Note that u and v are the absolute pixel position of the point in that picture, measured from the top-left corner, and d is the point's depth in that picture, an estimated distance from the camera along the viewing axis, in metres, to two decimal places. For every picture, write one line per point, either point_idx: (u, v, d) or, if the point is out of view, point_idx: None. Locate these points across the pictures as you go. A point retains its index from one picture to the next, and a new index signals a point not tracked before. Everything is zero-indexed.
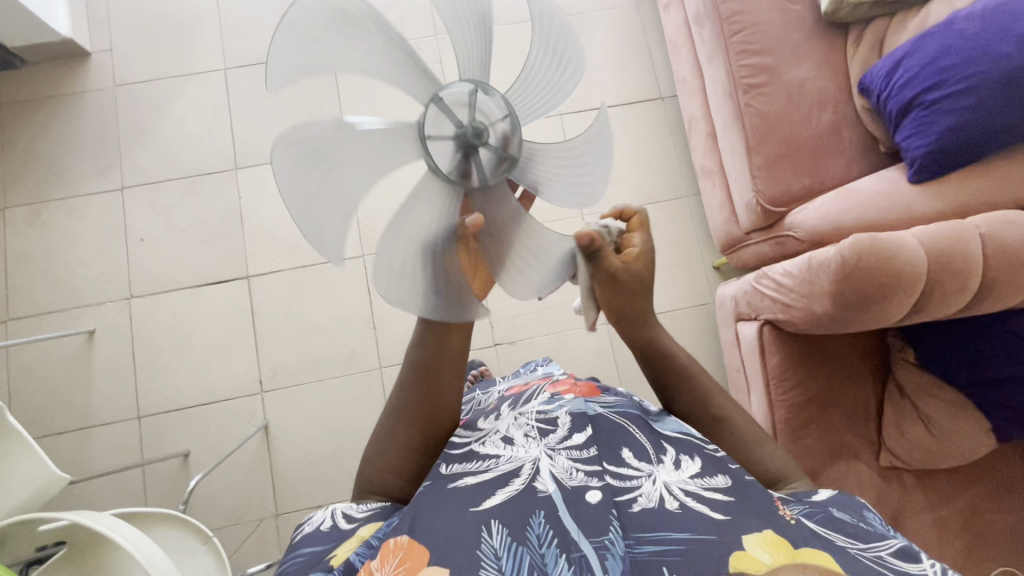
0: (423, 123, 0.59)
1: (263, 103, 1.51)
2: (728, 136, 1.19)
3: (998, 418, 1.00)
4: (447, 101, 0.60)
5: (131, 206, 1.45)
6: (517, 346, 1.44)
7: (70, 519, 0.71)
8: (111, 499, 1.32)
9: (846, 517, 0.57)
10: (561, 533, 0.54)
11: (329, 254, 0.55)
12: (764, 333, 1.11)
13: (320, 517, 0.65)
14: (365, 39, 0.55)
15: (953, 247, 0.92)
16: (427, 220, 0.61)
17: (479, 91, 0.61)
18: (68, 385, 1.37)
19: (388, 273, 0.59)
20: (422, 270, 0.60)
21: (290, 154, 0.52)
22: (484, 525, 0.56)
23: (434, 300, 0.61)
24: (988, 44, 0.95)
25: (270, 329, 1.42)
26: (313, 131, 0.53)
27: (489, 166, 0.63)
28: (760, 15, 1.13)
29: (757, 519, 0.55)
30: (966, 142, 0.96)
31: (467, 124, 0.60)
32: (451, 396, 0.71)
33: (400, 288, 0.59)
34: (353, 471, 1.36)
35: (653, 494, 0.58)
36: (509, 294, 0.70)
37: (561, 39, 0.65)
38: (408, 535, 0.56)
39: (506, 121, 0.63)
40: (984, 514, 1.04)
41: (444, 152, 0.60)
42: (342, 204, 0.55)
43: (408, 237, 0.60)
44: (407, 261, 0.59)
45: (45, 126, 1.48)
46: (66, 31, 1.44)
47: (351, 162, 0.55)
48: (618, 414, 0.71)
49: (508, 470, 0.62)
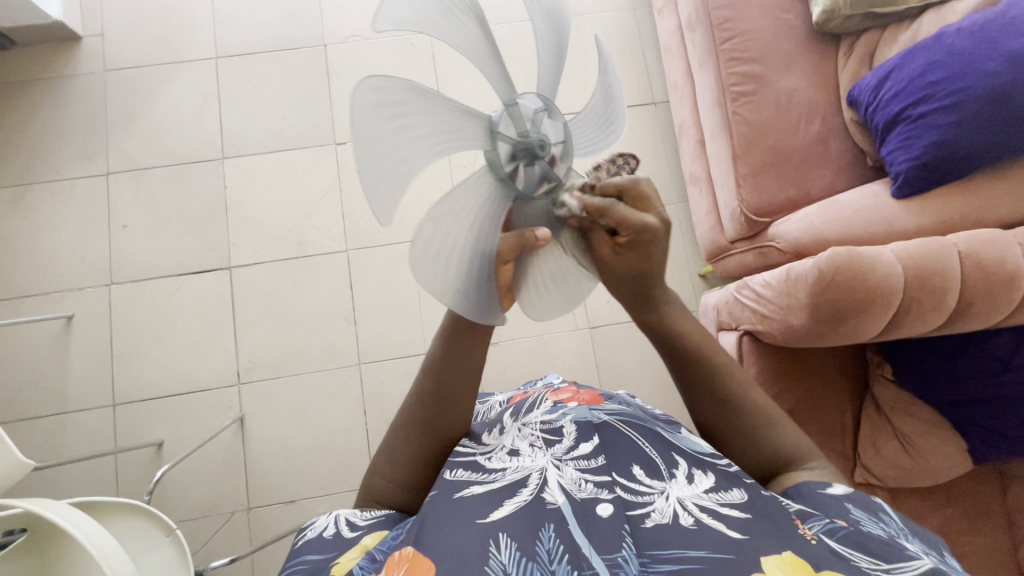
0: (490, 118, 0.53)
1: (252, 92, 1.50)
2: (716, 144, 1.18)
3: (975, 440, 0.99)
4: (519, 108, 0.54)
5: (116, 192, 1.44)
6: (499, 347, 1.43)
7: (23, 507, 0.70)
8: (82, 486, 1.31)
9: (876, 533, 0.50)
10: (572, 549, 0.50)
11: (380, 214, 0.48)
12: (743, 342, 1.11)
13: (323, 522, 0.58)
14: (459, 27, 0.52)
15: (932, 264, 0.91)
16: (477, 211, 0.54)
17: (546, 111, 0.56)
18: (45, 369, 1.36)
19: (425, 251, 0.52)
20: (460, 263, 0.53)
21: (373, 108, 0.47)
22: (492, 538, 0.50)
23: (458, 295, 0.54)
24: (975, 60, 0.93)
25: (250, 320, 1.41)
26: (396, 91, 0.48)
27: (538, 181, 0.56)
28: (752, 23, 1.12)
29: (775, 539, 0.49)
30: (950, 158, 0.95)
31: (531, 135, 0.54)
32: (465, 409, 0.66)
33: (431, 270, 0.52)
34: (326, 466, 1.35)
35: (667, 510, 0.53)
36: (525, 311, 0.64)
37: (613, 94, 0.64)
38: (413, 547, 0.50)
39: (562, 146, 0.57)
40: (959, 534, 1.03)
41: (499, 152, 0.54)
42: (402, 168, 0.50)
43: (454, 221, 0.53)
44: (447, 244, 0.52)
45: (32, 108, 1.47)
46: (57, 14, 1.43)
47: (423, 132, 0.50)
48: (626, 425, 0.66)
49: (515, 479, 0.58)
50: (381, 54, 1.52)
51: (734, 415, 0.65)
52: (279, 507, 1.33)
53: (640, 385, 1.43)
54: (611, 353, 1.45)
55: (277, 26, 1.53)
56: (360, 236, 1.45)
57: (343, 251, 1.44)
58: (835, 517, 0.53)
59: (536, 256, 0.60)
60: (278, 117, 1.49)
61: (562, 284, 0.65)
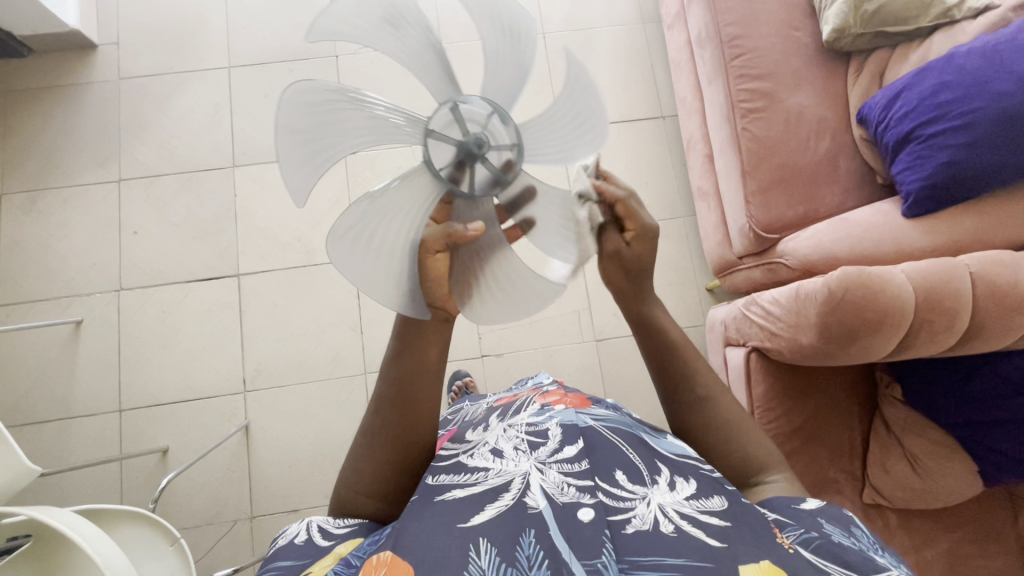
0: (428, 119, 0.57)
1: (264, 102, 1.52)
2: (725, 159, 1.18)
3: (984, 461, 0.98)
4: (463, 112, 0.58)
5: (127, 199, 1.46)
6: (504, 359, 1.43)
7: (24, 514, 0.68)
8: (88, 491, 1.31)
9: (846, 542, 0.49)
10: (552, 554, 0.49)
11: (295, 191, 0.54)
12: (751, 359, 1.10)
13: (295, 529, 0.58)
14: (402, 41, 0.56)
15: (943, 285, 0.91)
16: (404, 206, 0.58)
17: (494, 116, 0.58)
18: (52, 373, 1.37)
19: (344, 235, 0.57)
20: (383, 252, 0.58)
21: (301, 105, 0.53)
22: (472, 543, 0.50)
23: (380, 279, 0.58)
24: (986, 81, 0.93)
25: (257, 329, 1.41)
26: (321, 92, 0.54)
27: (481, 184, 0.59)
28: (761, 40, 1.12)
29: (754, 546, 0.49)
30: (961, 179, 0.95)
31: (472, 136, 0.57)
32: (429, 411, 0.61)
33: (348, 254, 0.57)
34: (332, 477, 1.35)
35: (647, 516, 0.52)
36: (466, 315, 0.63)
37: (589, 99, 0.63)
38: (391, 552, 0.49)
39: (512, 149, 0.59)
40: (965, 557, 1.02)
41: (437, 152, 0.58)
42: (324, 155, 0.55)
43: (379, 212, 0.58)
44: (369, 234, 0.57)
45: (47, 116, 1.48)
46: (73, 23, 1.46)
47: (350, 127, 0.56)
48: (608, 429, 0.65)
49: (497, 484, 0.56)
50: (391, 65, 1.53)
51: (740, 438, 0.64)
52: (282, 516, 1.33)
53: (643, 398, 1.42)
54: (614, 365, 1.44)
55: (289, 38, 1.55)
56: None
57: None
58: (810, 528, 0.52)
59: (472, 251, 0.60)
60: None
61: (511, 288, 0.64)
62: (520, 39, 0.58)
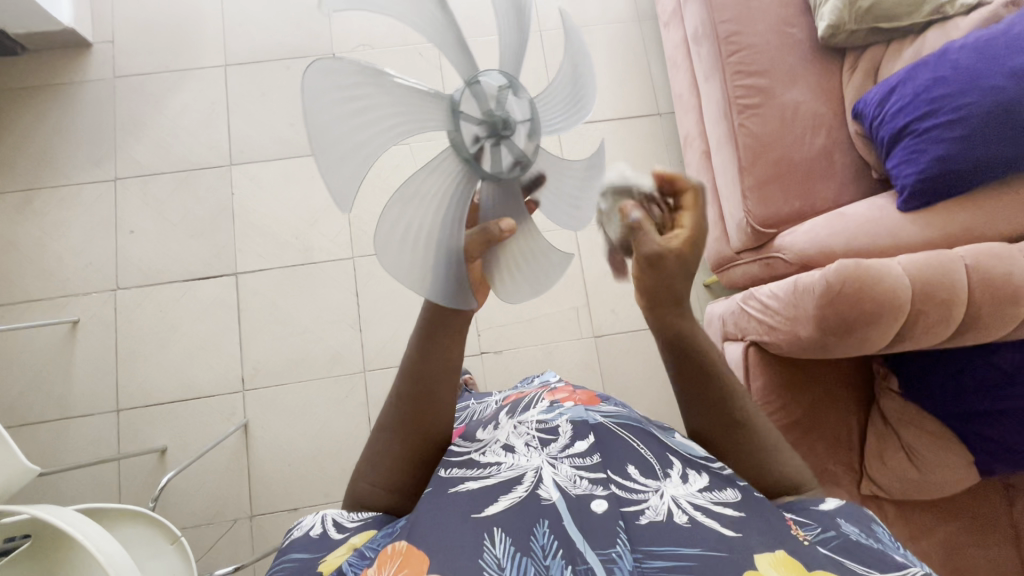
0: (489, 72, 0.53)
1: (260, 100, 1.51)
2: (721, 155, 1.19)
3: (980, 452, 0.99)
4: (517, 98, 0.54)
5: (123, 198, 1.45)
6: (503, 356, 1.43)
7: (29, 513, 0.68)
8: (86, 492, 1.30)
9: (861, 537, 0.50)
10: (566, 544, 0.49)
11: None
12: (750, 354, 1.12)
13: (310, 522, 0.58)
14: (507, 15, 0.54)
15: (940, 277, 0.92)
16: (407, 109, 0.50)
17: (532, 126, 0.56)
18: (49, 373, 1.36)
19: (338, 75, 0.46)
20: (361, 127, 0.48)
21: None
22: (487, 533, 0.50)
23: (331, 142, 0.47)
24: (980, 76, 0.95)
25: (256, 328, 1.41)
26: None
27: (482, 157, 0.54)
28: (757, 37, 1.13)
29: (765, 535, 0.49)
30: (955, 173, 0.96)
31: (506, 117, 0.53)
32: (436, 405, 0.62)
33: (327, 91, 0.46)
34: (332, 475, 1.35)
35: (661, 507, 0.53)
36: (388, 268, 0.52)
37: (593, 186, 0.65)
38: (407, 541, 0.50)
39: (520, 158, 0.56)
40: (963, 549, 1.03)
41: (469, 99, 0.52)
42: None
43: (380, 97, 0.49)
44: (359, 102, 0.48)
45: (42, 115, 1.47)
46: (69, 20, 1.45)
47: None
48: (619, 424, 0.66)
49: (510, 477, 0.57)
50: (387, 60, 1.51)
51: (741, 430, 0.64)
52: (283, 515, 1.32)
53: (642, 394, 1.43)
54: (614, 361, 1.45)
55: (285, 35, 1.55)
56: (366, 244, 1.45)
57: (349, 258, 1.45)
58: (827, 526, 0.51)
59: (441, 202, 0.54)
60: (288, 125, 1.50)
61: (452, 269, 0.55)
62: (580, 105, 0.62)
